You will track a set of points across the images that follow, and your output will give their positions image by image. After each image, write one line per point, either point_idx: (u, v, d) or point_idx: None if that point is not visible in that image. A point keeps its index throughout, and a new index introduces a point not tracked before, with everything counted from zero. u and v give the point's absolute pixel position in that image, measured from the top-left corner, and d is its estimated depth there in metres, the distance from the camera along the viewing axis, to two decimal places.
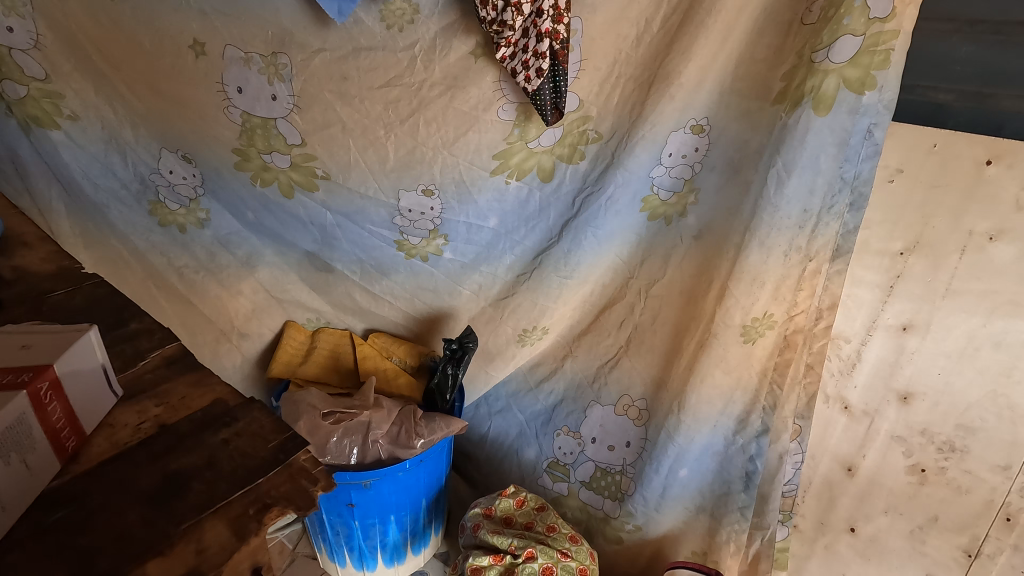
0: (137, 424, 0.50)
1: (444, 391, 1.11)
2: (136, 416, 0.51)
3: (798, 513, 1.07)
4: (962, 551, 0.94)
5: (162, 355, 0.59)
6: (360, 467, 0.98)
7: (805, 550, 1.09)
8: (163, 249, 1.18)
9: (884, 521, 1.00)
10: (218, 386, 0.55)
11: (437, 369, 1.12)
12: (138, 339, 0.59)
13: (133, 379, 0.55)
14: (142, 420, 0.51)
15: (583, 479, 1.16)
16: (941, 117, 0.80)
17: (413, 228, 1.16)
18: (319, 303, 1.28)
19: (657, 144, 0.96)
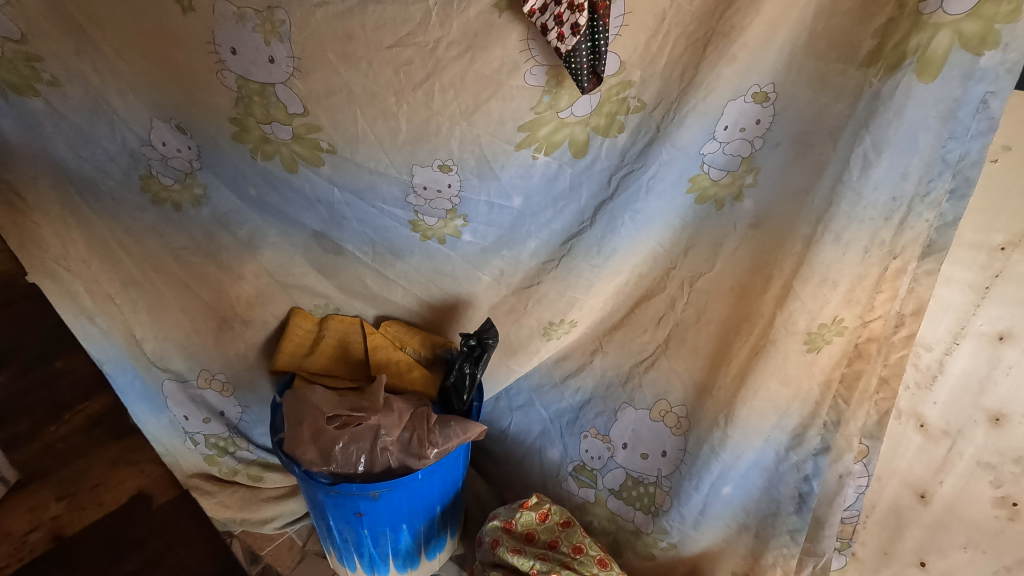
0: (28, 534, 0.47)
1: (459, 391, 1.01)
2: (29, 517, 0.48)
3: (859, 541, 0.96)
4: None
5: (83, 413, 0.52)
6: (367, 477, 0.89)
7: None
8: (158, 229, 1.09)
9: (960, 556, 0.91)
10: (142, 469, 0.53)
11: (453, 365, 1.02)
12: (58, 387, 0.51)
13: (41, 449, 0.50)
14: (35, 527, 0.48)
15: (612, 487, 1.06)
16: None
17: (429, 207, 1.04)
18: (326, 287, 1.16)
19: (710, 115, 0.82)
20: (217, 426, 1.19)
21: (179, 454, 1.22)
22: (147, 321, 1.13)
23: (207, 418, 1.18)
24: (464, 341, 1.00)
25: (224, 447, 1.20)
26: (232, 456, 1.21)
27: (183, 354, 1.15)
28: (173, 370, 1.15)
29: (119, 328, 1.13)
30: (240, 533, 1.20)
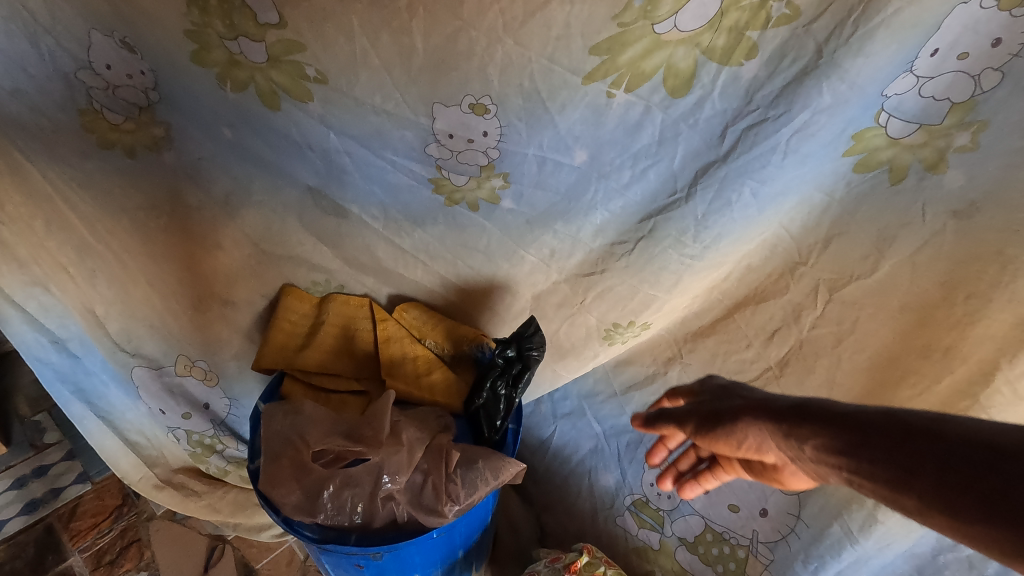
0: None
1: (489, 416, 0.81)
2: None
3: None
4: None
5: None
6: (365, 533, 0.67)
7: None
8: (108, 182, 0.84)
9: None
10: None
11: (479, 384, 0.82)
12: None
13: None
14: None
15: (683, 537, 0.81)
16: None
17: (456, 163, 0.75)
18: (328, 259, 0.91)
19: (917, 31, 0.51)
20: (200, 421, 0.99)
21: (167, 448, 1.02)
22: (110, 297, 0.90)
23: (186, 413, 0.98)
24: (498, 354, 0.80)
25: (209, 445, 1.01)
26: (221, 455, 1.02)
27: (156, 336, 0.93)
28: (144, 356, 0.94)
29: (75, 304, 0.91)
30: (234, 539, 1.04)
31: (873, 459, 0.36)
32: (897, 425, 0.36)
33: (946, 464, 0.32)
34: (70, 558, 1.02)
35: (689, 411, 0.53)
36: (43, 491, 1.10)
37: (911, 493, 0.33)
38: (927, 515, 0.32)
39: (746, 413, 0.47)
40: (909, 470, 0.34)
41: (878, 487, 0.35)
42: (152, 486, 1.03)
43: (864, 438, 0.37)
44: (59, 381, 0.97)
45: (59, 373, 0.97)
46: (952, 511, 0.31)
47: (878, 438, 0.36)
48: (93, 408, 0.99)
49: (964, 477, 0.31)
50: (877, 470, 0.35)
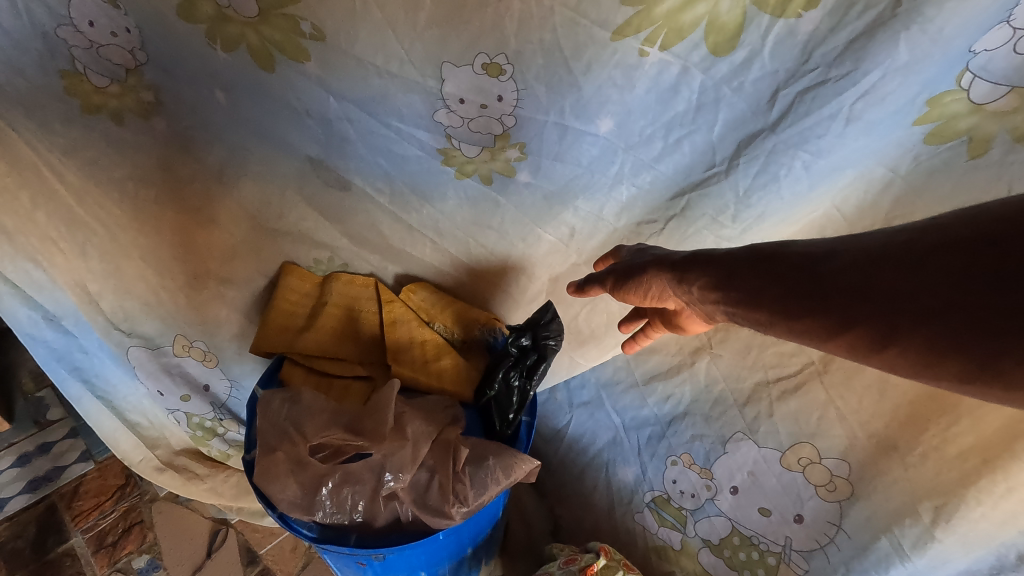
0: None
1: (500, 409, 0.76)
2: None
3: None
4: None
5: None
6: (366, 533, 0.63)
7: None
8: (95, 151, 0.77)
9: None
10: None
11: (490, 373, 0.77)
12: None
13: None
14: None
15: (708, 538, 0.75)
16: None
17: (468, 131, 0.68)
18: (331, 235, 0.85)
19: None
20: (200, 403, 0.95)
21: (167, 429, 0.99)
22: (103, 273, 0.85)
23: (185, 396, 0.94)
24: (511, 342, 0.75)
25: (210, 428, 0.98)
26: (222, 439, 0.98)
27: (152, 315, 0.89)
28: (140, 335, 0.90)
29: (67, 280, 0.86)
30: (237, 523, 1.01)
31: (734, 284, 0.45)
32: (753, 258, 0.45)
33: (789, 281, 0.41)
34: (72, 539, 1.00)
35: (608, 271, 0.61)
36: (46, 469, 1.07)
37: (760, 305, 0.43)
38: (773, 321, 0.42)
39: (655, 270, 0.55)
40: (766, 293, 0.42)
41: (741, 307, 0.45)
42: (153, 468, 1.00)
43: (725, 270, 0.47)
44: (55, 360, 0.93)
45: (54, 352, 0.93)
46: (790, 316, 0.40)
47: (741, 270, 0.45)
48: (90, 387, 0.96)
49: (802, 291, 0.40)
50: (743, 296, 0.44)
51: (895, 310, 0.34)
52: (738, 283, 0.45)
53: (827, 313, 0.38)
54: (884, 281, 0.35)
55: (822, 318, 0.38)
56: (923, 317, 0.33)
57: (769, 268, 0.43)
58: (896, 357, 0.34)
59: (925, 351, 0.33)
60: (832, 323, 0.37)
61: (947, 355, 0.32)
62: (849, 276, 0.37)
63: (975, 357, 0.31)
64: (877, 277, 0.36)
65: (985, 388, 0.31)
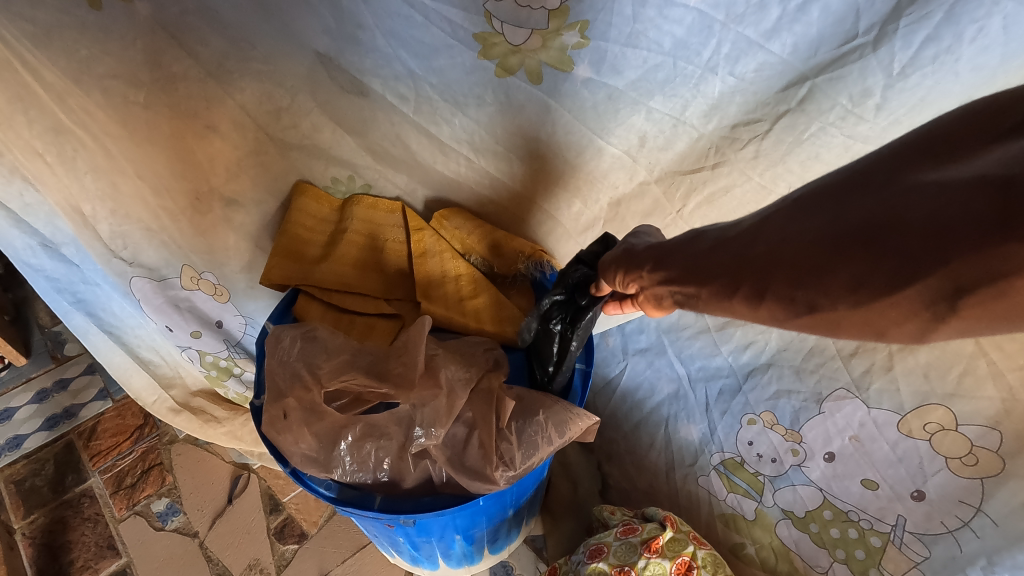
0: None
1: (541, 357, 0.65)
2: None
3: None
4: None
5: None
6: (392, 495, 0.52)
7: None
8: (67, 44, 0.64)
9: None
10: None
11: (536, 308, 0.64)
12: None
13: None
14: None
15: (790, 509, 0.64)
16: None
17: (515, 5, 0.52)
18: (351, 150, 0.72)
19: None
20: (212, 341, 0.86)
21: (182, 368, 0.91)
22: (97, 193, 0.75)
23: (196, 332, 0.85)
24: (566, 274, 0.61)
25: (225, 368, 0.89)
26: (239, 380, 0.91)
27: (155, 242, 0.79)
28: (143, 265, 0.80)
29: (57, 200, 0.75)
30: (259, 468, 0.94)
31: (655, 258, 0.42)
32: (688, 238, 0.40)
33: (689, 251, 0.38)
34: (90, 479, 0.94)
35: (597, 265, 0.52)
36: (65, 405, 1.02)
37: (670, 277, 0.39)
38: (683, 294, 0.39)
39: (613, 257, 0.49)
40: (675, 266, 0.39)
41: (666, 280, 0.40)
42: (168, 409, 0.94)
43: (664, 250, 0.41)
44: (55, 292, 0.84)
45: (53, 283, 0.83)
46: (692, 282, 0.37)
47: (658, 247, 0.43)
48: (96, 322, 0.88)
49: (699, 254, 0.37)
50: (658, 271, 0.41)
51: (778, 265, 0.31)
52: (656, 258, 0.42)
53: (714, 269, 0.35)
54: (762, 230, 0.33)
55: (713, 278, 0.35)
56: (784, 254, 0.31)
57: (678, 242, 0.41)
58: (773, 301, 0.31)
59: (786, 286, 0.30)
60: (721, 280, 0.34)
61: (805, 284, 0.30)
62: (733, 233, 0.35)
63: (816, 280, 0.29)
64: (752, 233, 0.34)
65: (832, 310, 0.29)
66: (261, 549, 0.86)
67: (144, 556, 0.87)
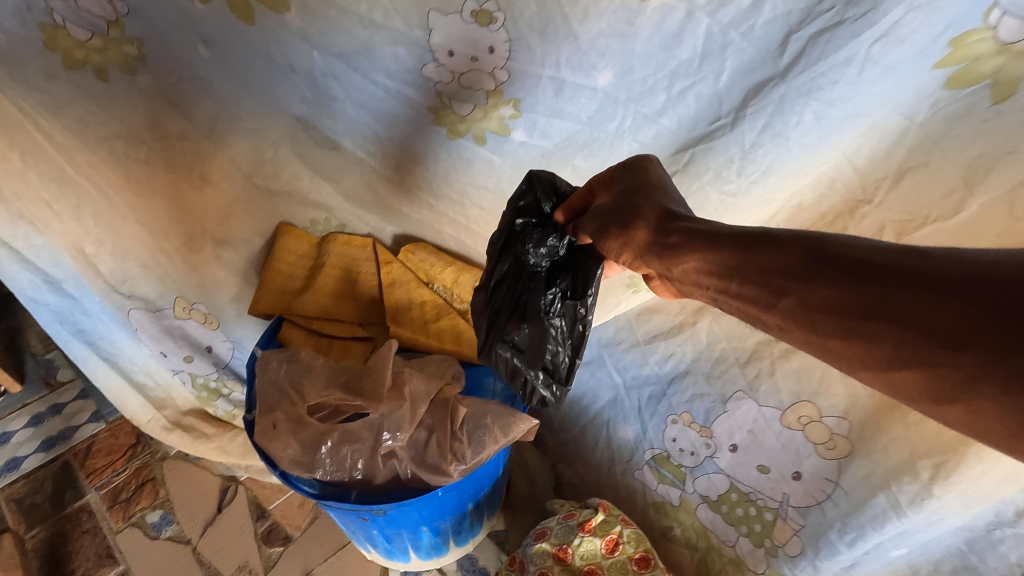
0: None
1: (548, 358, 0.60)
2: None
3: None
4: None
5: None
6: (367, 490, 0.63)
7: None
8: (80, 108, 0.75)
9: None
10: None
11: (513, 309, 0.60)
12: None
13: None
14: None
15: (706, 495, 0.76)
16: None
17: (460, 87, 0.64)
18: (327, 195, 0.83)
19: None
20: (203, 364, 0.96)
21: (174, 390, 1.00)
22: (98, 235, 0.84)
23: (188, 356, 0.95)
24: (535, 253, 0.58)
25: (215, 389, 0.99)
26: (227, 400, 1.00)
27: (151, 277, 0.88)
28: (140, 298, 0.90)
29: (62, 242, 0.84)
30: (246, 480, 1.03)
31: (747, 278, 0.36)
32: (795, 256, 0.34)
33: (804, 287, 0.33)
34: (86, 495, 1.02)
35: (640, 255, 0.45)
36: (60, 428, 1.09)
37: (769, 300, 0.35)
38: (785, 322, 0.34)
39: (671, 254, 0.41)
40: (778, 287, 0.34)
41: (749, 303, 0.36)
42: (162, 428, 1.01)
43: (748, 263, 0.36)
44: (58, 322, 0.93)
45: (57, 314, 0.92)
46: (811, 324, 0.32)
47: (746, 254, 0.36)
48: (95, 349, 0.96)
49: (834, 294, 0.31)
50: (746, 285, 0.36)
51: (973, 375, 0.26)
52: (739, 268, 0.36)
53: (860, 334, 0.30)
54: (967, 310, 0.26)
55: (870, 340, 0.30)
56: (995, 361, 0.25)
57: (778, 254, 0.35)
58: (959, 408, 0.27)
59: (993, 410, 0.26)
60: (871, 352, 0.30)
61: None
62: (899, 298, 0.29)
63: None
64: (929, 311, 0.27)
65: None
66: (248, 552, 0.95)
67: (138, 563, 0.95)
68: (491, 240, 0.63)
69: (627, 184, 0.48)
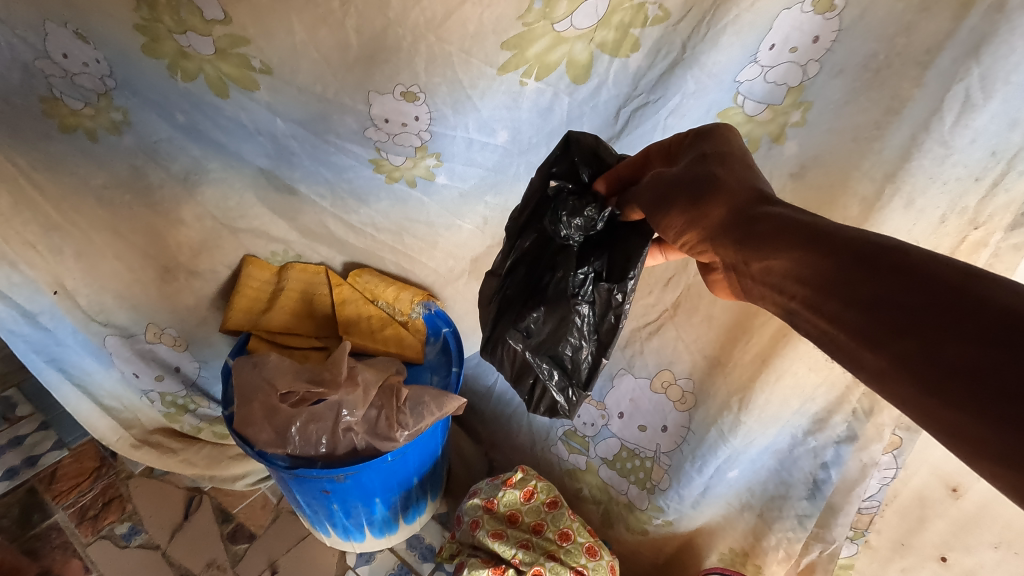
0: None
1: (568, 348, 0.61)
2: None
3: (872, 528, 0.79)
4: None
5: None
6: (330, 460, 0.79)
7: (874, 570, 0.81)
8: (72, 163, 0.89)
9: (991, 556, 0.71)
10: None
11: (538, 289, 0.62)
12: None
13: None
14: None
15: (605, 456, 0.96)
16: None
17: (393, 144, 0.84)
18: (284, 231, 1.00)
19: (755, 30, 0.63)
20: (172, 382, 1.08)
21: (140, 411, 1.11)
22: (78, 271, 0.97)
23: (159, 376, 1.07)
24: (568, 227, 0.58)
25: (182, 405, 1.11)
26: (194, 414, 1.12)
27: (126, 307, 1.01)
28: (115, 325, 1.02)
29: (45, 278, 0.96)
30: (210, 490, 1.14)
31: (848, 300, 0.34)
32: (918, 285, 0.31)
33: (919, 330, 0.30)
34: (55, 515, 1.09)
35: (718, 246, 0.44)
36: (22, 458, 1.16)
37: (861, 331, 0.33)
38: (877, 360, 0.32)
39: (757, 249, 0.40)
40: (890, 319, 0.31)
41: (836, 326, 0.34)
42: (129, 446, 1.12)
43: (853, 283, 0.34)
44: (34, 352, 1.02)
45: (32, 346, 1.02)
46: (909, 368, 0.30)
47: (854, 270, 0.34)
48: (67, 375, 1.06)
49: (960, 343, 0.28)
50: (841, 307, 0.34)
51: None
52: (843, 283, 0.34)
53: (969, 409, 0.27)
54: None
55: (974, 416, 0.27)
56: None
57: (890, 283, 0.32)
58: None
59: None
60: (985, 428, 0.26)
61: None
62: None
63: None
64: None
65: None
66: (216, 551, 1.06)
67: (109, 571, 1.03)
68: (518, 214, 0.64)
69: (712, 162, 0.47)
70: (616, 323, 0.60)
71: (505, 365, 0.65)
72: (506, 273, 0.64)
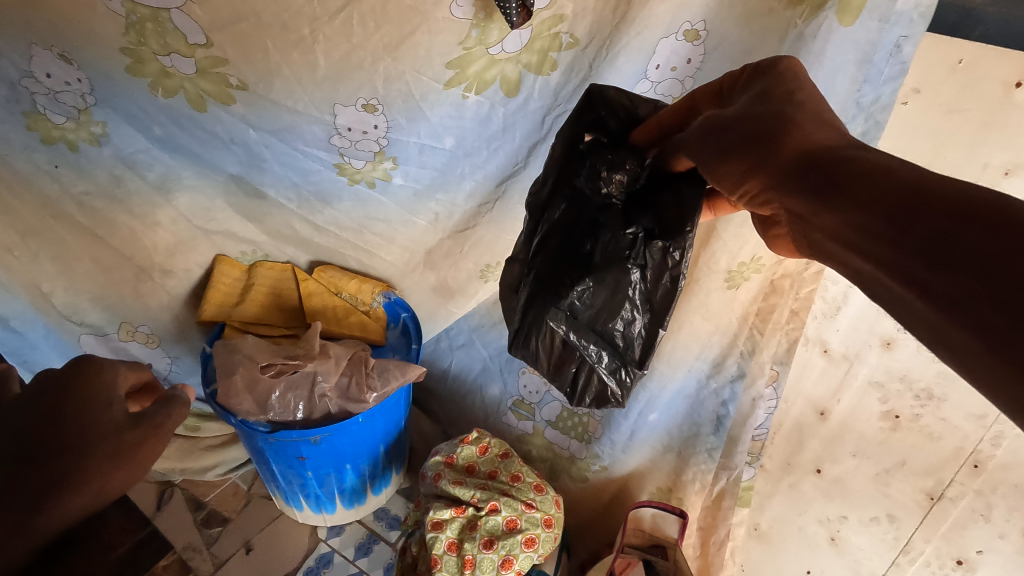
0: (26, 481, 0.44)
1: (624, 313, 0.68)
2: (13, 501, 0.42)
3: (765, 454, 0.98)
4: (924, 493, 0.86)
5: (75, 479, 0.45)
6: (308, 423, 0.90)
7: (769, 488, 1.00)
8: (52, 172, 0.96)
9: (851, 463, 0.90)
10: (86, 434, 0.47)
11: (586, 261, 0.68)
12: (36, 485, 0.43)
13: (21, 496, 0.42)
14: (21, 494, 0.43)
15: (549, 418, 1.10)
16: (968, 24, 0.67)
17: (355, 149, 0.98)
18: (253, 232, 1.11)
19: (644, 53, 0.81)
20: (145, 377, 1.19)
21: None
22: (55, 273, 1.04)
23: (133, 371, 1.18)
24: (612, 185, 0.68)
25: None
26: None
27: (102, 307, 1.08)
28: (89, 325, 1.11)
29: (22, 280, 1.02)
30: (181, 482, 1.19)
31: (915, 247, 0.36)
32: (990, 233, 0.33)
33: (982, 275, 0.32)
34: None
35: (785, 196, 0.47)
36: None
37: (922, 274, 0.35)
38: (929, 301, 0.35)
39: (824, 199, 0.43)
40: (942, 262, 0.34)
41: (897, 271, 0.37)
42: None
43: (924, 229, 0.36)
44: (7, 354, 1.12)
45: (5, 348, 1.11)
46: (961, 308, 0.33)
47: (925, 218, 0.36)
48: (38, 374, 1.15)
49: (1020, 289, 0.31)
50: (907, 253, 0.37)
51: None
52: (910, 228, 0.37)
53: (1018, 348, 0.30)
54: None
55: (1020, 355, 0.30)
56: None
57: (956, 236, 0.34)
58: None
59: None
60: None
61: None
62: None
63: None
64: None
65: None
66: (190, 536, 1.12)
67: None
68: (551, 187, 0.72)
69: (787, 114, 0.50)
70: (672, 281, 0.66)
71: (551, 342, 0.73)
72: (542, 246, 0.72)
